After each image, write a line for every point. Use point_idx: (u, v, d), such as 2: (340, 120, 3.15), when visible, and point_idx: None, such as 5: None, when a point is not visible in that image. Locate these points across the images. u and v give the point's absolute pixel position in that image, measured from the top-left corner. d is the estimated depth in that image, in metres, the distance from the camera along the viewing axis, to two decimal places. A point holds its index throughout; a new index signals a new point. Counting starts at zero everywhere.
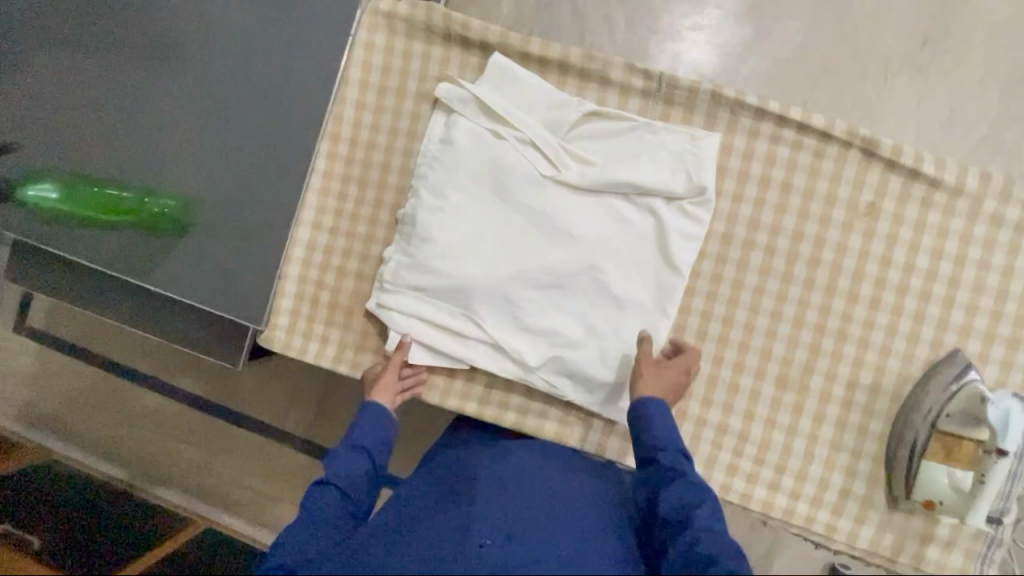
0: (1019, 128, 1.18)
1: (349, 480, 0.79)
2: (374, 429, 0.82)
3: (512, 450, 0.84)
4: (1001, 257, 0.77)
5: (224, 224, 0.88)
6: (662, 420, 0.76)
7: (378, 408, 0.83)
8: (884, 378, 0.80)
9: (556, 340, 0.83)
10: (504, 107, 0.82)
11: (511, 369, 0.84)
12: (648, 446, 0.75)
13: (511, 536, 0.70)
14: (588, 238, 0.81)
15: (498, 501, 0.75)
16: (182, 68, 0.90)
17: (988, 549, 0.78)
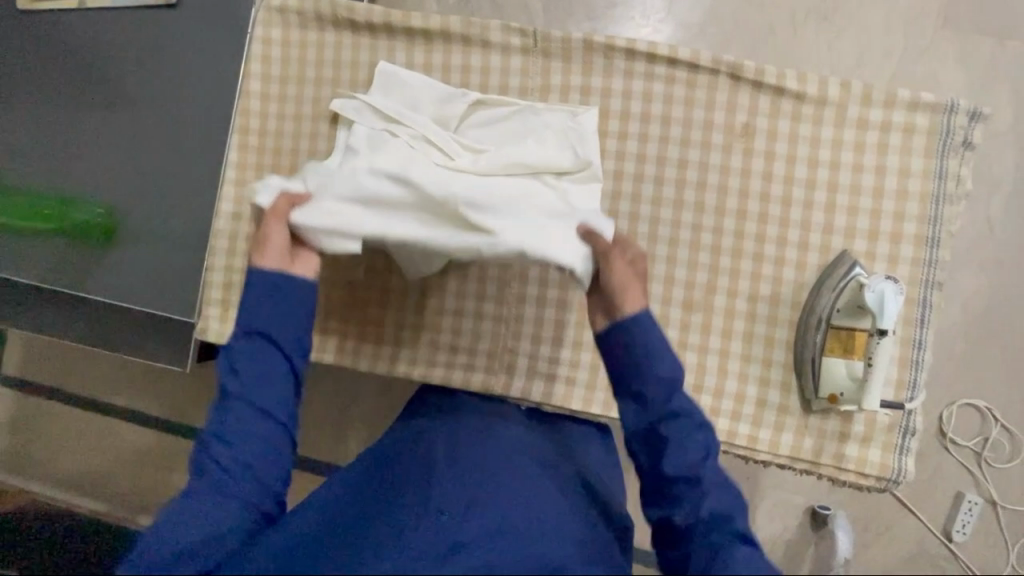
0: (926, 59, 1.23)
1: (252, 367, 0.64)
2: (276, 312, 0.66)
3: (467, 427, 0.78)
4: (872, 157, 0.81)
5: (155, 229, 0.96)
6: (651, 324, 0.66)
7: (274, 272, 0.68)
8: (783, 288, 0.83)
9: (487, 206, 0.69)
10: (395, 109, 0.82)
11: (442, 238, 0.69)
12: (653, 384, 0.64)
13: (471, 504, 0.63)
14: (507, 180, 0.74)
15: (459, 472, 0.68)
16: (103, 89, 0.97)
17: (903, 439, 0.80)
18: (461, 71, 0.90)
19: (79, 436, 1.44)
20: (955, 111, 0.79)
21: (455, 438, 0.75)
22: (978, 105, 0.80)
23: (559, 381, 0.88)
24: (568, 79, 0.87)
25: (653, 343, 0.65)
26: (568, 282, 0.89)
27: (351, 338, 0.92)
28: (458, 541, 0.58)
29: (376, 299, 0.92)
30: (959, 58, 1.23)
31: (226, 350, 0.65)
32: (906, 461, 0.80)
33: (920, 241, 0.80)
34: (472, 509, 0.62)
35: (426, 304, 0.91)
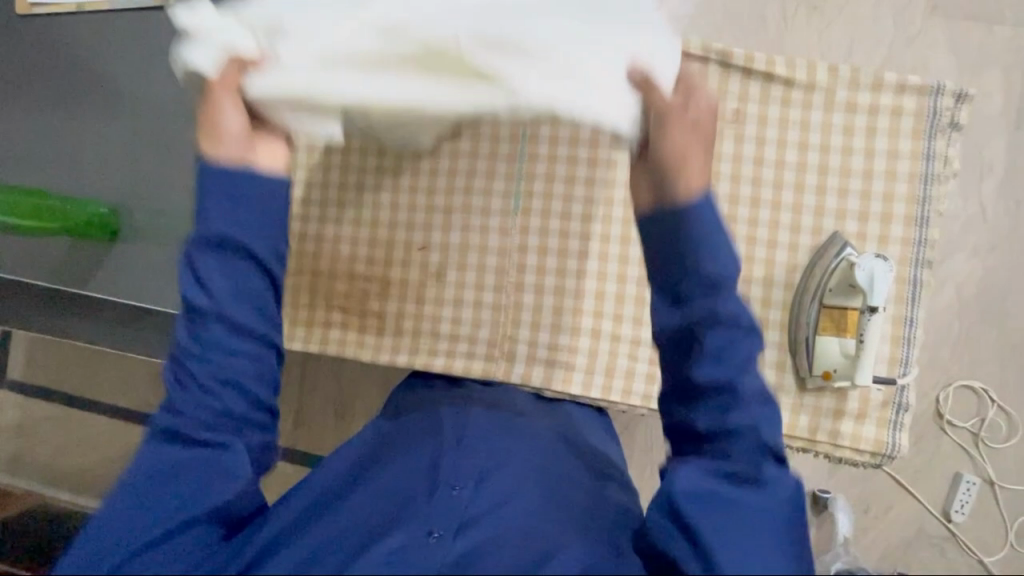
0: (916, 47, 1.25)
1: (224, 288, 0.57)
2: (228, 277, 0.57)
3: (473, 405, 0.81)
4: (861, 140, 0.83)
5: (158, 226, 0.97)
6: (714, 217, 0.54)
7: (231, 168, 0.57)
8: (777, 269, 0.85)
9: (506, 51, 0.53)
10: None
11: (451, 96, 0.55)
12: (707, 267, 0.53)
13: (482, 478, 0.66)
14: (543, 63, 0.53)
15: (466, 446, 0.71)
16: (101, 90, 0.99)
17: (897, 415, 0.82)
18: None
19: (81, 438, 1.44)
20: (941, 92, 0.81)
21: (462, 414, 0.78)
22: (964, 86, 0.81)
23: (559, 367, 0.89)
24: None
25: (712, 232, 0.53)
26: (566, 269, 0.90)
27: (353, 329, 0.94)
28: (468, 517, 0.61)
29: (376, 290, 0.93)
30: (949, 43, 1.25)
31: (188, 260, 0.57)
32: (900, 436, 0.82)
33: (909, 221, 0.82)
34: (484, 483, 0.65)
35: (426, 295, 0.92)
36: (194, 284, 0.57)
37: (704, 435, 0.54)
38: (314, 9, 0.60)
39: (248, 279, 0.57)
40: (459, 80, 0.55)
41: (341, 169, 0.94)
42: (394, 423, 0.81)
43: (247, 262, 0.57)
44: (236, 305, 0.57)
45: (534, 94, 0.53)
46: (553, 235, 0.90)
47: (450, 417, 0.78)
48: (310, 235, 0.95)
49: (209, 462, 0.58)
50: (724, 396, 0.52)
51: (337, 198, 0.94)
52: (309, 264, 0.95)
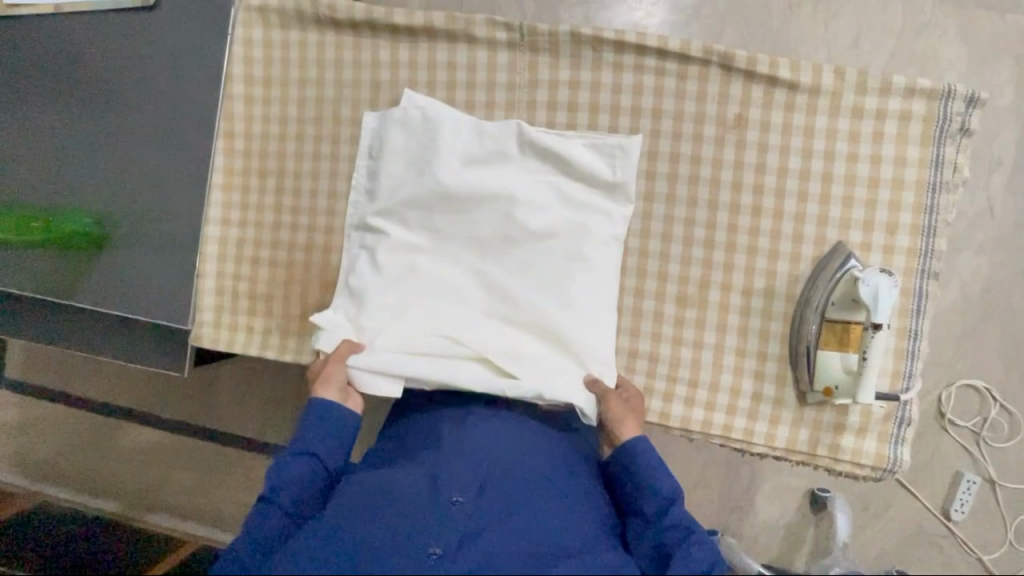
0: (926, 37, 1.20)
1: (299, 491, 0.71)
2: (293, 471, 0.71)
3: (473, 401, 0.81)
4: (867, 147, 0.80)
5: (144, 234, 0.94)
6: (660, 468, 0.73)
7: (333, 406, 0.76)
8: (777, 280, 0.82)
9: (508, 355, 0.79)
10: (420, 250, 0.84)
11: (471, 377, 0.78)
12: (647, 497, 0.72)
13: (482, 492, 0.69)
14: (520, 341, 0.81)
15: (466, 453, 0.73)
16: (81, 93, 0.95)
17: (898, 429, 0.81)
18: (446, 67, 0.88)
19: (90, 437, 1.44)
20: (952, 97, 0.77)
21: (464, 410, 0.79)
22: (977, 89, 0.78)
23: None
24: (556, 74, 0.85)
25: (650, 463, 0.74)
26: None
27: None
28: (469, 531, 0.65)
29: None
30: (960, 34, 1.20)
31: (276, 467, 0.71)
32: (901, 451, 0.81)
33: (915, 231, 0.79)
34: (485, 493, 0.69)
35: None
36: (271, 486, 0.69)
37: None
38: (400, 310, 0.82)
39: (304, 469, 0.72)
40: (484, 371, 0.79)
41: (331, 177, 0.92)
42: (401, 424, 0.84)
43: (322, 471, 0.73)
44: (300, 503, 0.71)
45: (526, 389, 0.77)
46: None
47: (453, 413, 0.79)
48: (300, 245, 0.93)
49: None
50: (675, 535, 0.69)
51: (327, 206, 0.92)
52: (300, 275, 0.93)
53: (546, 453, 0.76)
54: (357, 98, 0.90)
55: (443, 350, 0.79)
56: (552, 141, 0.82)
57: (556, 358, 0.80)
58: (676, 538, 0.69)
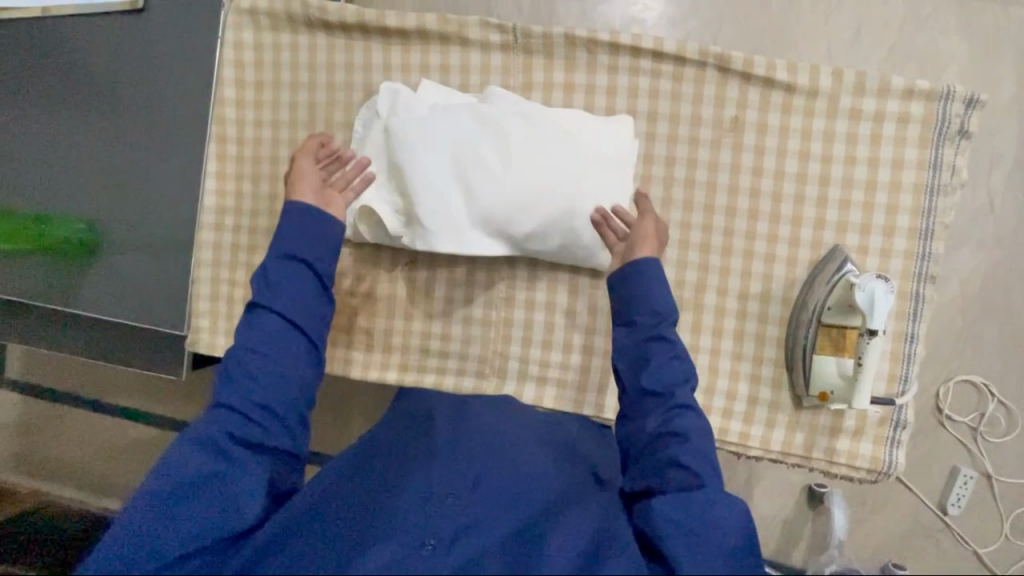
0: (928, 30, 1.19)
1: (288, 295, 0.69)
2: (291, 281, 0.70)
3: (471, 412, 0.80)
4: (866, 148, 0.79)
5: (138, 239, 0.94)
6: (657, 281, 0.72)
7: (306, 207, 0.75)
8: (774, 284, 0.82)
9: (540, 153, 0.81)
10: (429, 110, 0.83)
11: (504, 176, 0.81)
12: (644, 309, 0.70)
13: (476, 482, 0.65)
14: (544, 155, 0.81)
15: (460, 453, 0.69)
16: (72, 99, 0.94)
17: (894, 432, 0.81)
18: (440, 69, 0.87)
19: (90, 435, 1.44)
20: (952, 99, 0.76)
21: (458, 421, 0.77)
22: (976, 90, 0.77)
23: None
24: (551, 76, 0.84)
25: (649, 273, 0.72)
26: (557, 284, 0.88)
27: (341, 346, 0.92)
28: (465, 523, 0.60)
29: (363, 307, 0.91)
30: (961, 27, 1.18)
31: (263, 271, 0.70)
32: (897, 453, 0.81)
33: (913, 234, 0.79)
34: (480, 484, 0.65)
35: (415, 311, 0.90)
36: (264, 284, 0.69)
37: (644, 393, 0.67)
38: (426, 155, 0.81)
39: (305, 285, 0.71)
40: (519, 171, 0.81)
41: None
42: (397, 422, 0.81)
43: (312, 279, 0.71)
44: (295, 311, 0.69)
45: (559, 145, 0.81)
46: None
47: (445, 425, 0.76)
48: None
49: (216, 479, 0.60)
50: (676, 365, 0.67)
51: None
52: None
53: (540, 453, 0.72)
54: (350, 102, 0.89)
55: (470, 162, 0.81)
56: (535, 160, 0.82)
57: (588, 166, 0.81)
58: (677, 371, 0.67)
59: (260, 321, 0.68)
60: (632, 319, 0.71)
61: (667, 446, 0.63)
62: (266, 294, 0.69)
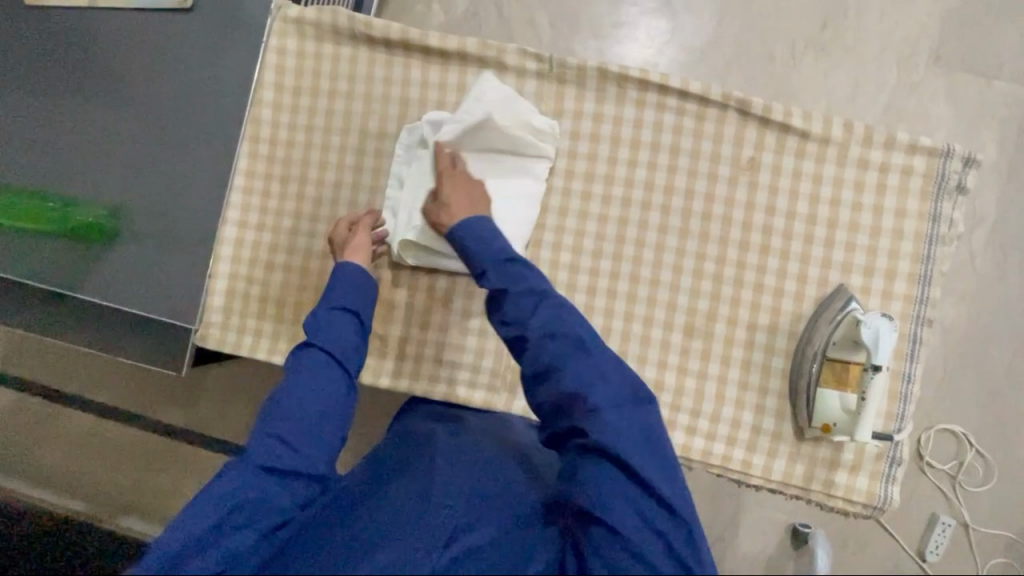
0: (920, 94, 1.28)
1: (334, 339, 0.74)
2: (335, 329, 0.76)
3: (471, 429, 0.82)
4: (871, 196, 0.84)
5: (161, 229, 0.94)
6: (483, 235, 0.75)
7: (355, 268, 0.82)
8: (781, 318, 0.86)
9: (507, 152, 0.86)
10: (479, 142, 0.85)
11: (518, 188, 0.87)
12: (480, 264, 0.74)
13: (473, 499, 0.67)
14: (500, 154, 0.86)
15: (458, 470, 0.71)
16: (112, 88, 0.96)
17: (889, 468, 0.84)
18: (475, 90, 0.91)
19: (60, 429, 1.33)
20: (950, 156, 0.83)
21: (457, 434, 0.80)
22: (973, 151, 0.83)
23: (585, 255, 0.89)
24: (581, 105, 0.89)
25: (484, 228, 0.76)
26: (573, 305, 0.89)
27: None
28: (461, 528, 0.63)
29: (380, 313, 0.92)
30: (948, 95, 1.27)
31: (311, 321, 0.76)
32: (892, 489, 0.84)
33: (912, 279, 0.83)
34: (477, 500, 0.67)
35: (431, 321, 0.92)
36: (315, 327, 0.75)
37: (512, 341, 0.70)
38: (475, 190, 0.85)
39: (349, 330, 0.77)
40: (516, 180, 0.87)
41: (353, 188, 0.94)
42: (403, 437, 0.82)
43: (356, 330, 0.78)
44: (345, 355, 0.74)
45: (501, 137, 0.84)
46: (563, 269, 0.89)
47: (445, 439, 0.78)
48: (317, 252, 0.94)
49: (244, 513, 0.63)
50: (522, 297, 0.70)
51: (347, 216, 0.94)
52: (314, 281, 0.94)
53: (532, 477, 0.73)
54: (385, 114, 0.93)
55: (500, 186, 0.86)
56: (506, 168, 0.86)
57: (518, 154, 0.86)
58: (526, 307, 0.69)
59: (306, 358, 0.73)
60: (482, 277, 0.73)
61: (548, 384, 0.66)
62: (314, 332, 0.75)
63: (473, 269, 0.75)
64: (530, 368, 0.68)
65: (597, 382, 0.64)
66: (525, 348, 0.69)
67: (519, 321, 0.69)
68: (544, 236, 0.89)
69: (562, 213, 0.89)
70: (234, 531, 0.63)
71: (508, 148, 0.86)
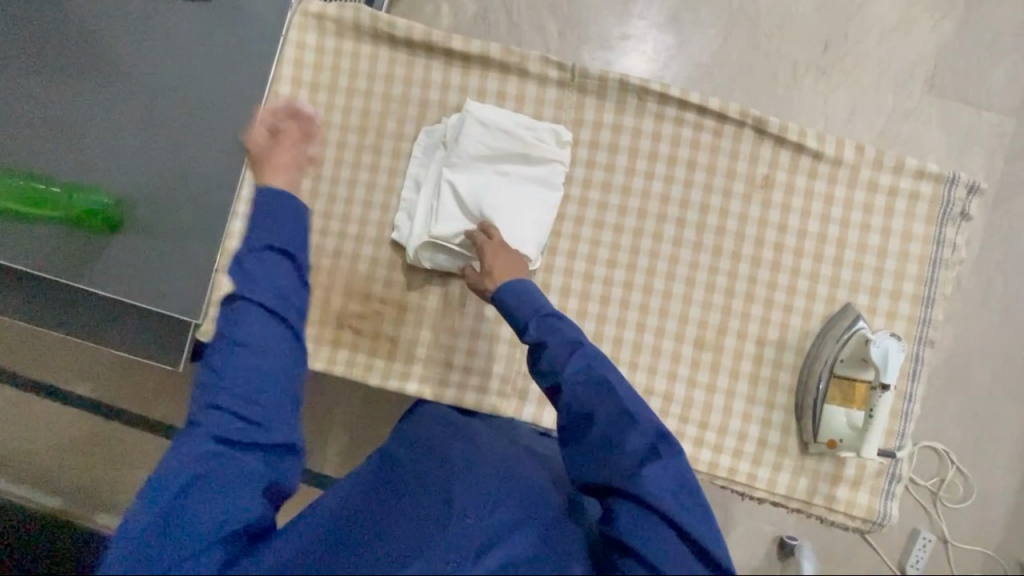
0: (915, 120, 1.32)
1: (266, 285, 0.66)
2: (270, 272, 0.67)
3: (480, 433, 0.82)
4: (879, 218, 0.87)
5: (166, 220, 0.91)
6: (521, 291, 0.75)
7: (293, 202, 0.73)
8: (789, 334, 0.87)
9: (521, 161, 0.87)
10: (498, 146, 0.86)
11: (535, 196, 0.87)
12: (518, 317, 0.74)
13: (492, 507, 0.67)
14: (510, 165, 0.87)
15: (474, 477, 0.71)
16: (122, 75, 0.93)
17: (889, 484, 0.86)
18: (495, 95, 0.91)
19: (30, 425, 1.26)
20: (956, 183, 0.85)
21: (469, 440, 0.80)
22: (977, 179, 0.86)
23: (599, 265, 0.89)
24: (601, 115, 0.89)
25: (522, 287, 0.76)
26: (585, 314, 0.89)
27: (364, 351, 0.92)
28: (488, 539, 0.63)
29: (391, 314, 0.91)
30: (941, 123, 1.32)
31: (237, 259, 0.68)
32: (891, 505, 0.86)
33: (916, 301, 0.86)
34: (495, 509, 0.67)
35: (443, 324, 0.91)
36: (245, 280, 0.66)
37: (550, 392, 0.70)
38: (497, 195, 0.85)
39: (285, 273, 0.68)
40: (533, 190, 0.87)
41: (368, 187, 0.93)
42: (411, 440, 0.81)
43: (293, 266, 0.69)
44: (276, 302, 0.66)
45: (508, 148, 0.86)
46: (577, 277, 0.89)
47: (457, 446, 0.78)
48: (328, 250, 0.93)
49: (202, 485, 0.60)
50: (557, 346, 0.70)
51: (360, 215, 0.93)
52: (323, 280, 0.93)
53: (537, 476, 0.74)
54: (404, 115, 0.92)
55: (517, 192, 0.86)
56: (522, 178, 0.87)
57: (526, 164, 0.87)
58: (562, 355, 0.70)
59: (239, 314, 0.65)
60: (520, 330, 0.74)
61: (585, 433, 0.66)
62: (243, 279, 0.66)
63: (514, 323, 0.75)
64: (567, 417, 0.68)
65: (638, 433, 0.65)
66: (559, 397, 0.69)
67: (554, 371, 0.69)
68: (559, 243, 0.89)
69: (578, 221, 0.89)
70: (194, 508, 0.60)
71: (521, 156, 0.87)
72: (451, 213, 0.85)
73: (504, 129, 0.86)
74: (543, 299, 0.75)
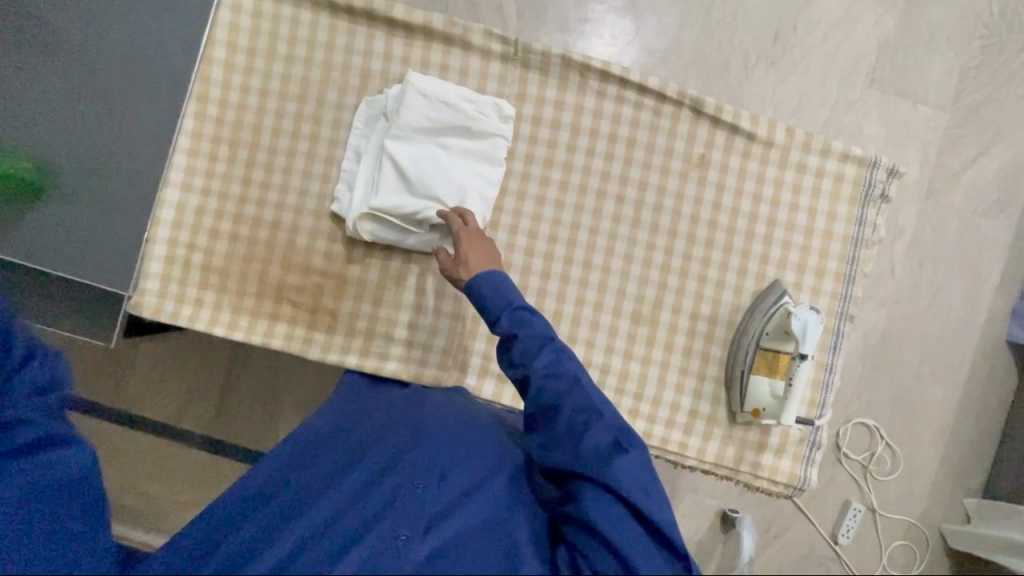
0: (857, 111, 1.37)
1: None
2: None
3: (430, 397, 0.83)
4: (807, 199, 0.90)
5: (96, 187, 0.88)
6: (492, 282, 0.76)
7: None
8: (721, 308, 0.91)
9: (462, 135, 0.87)
10: (439, 118, 0.85)
11: (476, 170, 0.87)
12: (489, 308, 0.75)
13: (442, 478, 0.69)
14: (452, 138, 0.87)
15: (424, 445, 0.73)
16: (49, 34, 0.89)
17: (810, 452, 0.90)
18: (438, 68, 0.90)
19: None
20: (877, 166, 0.90)
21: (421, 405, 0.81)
22: (897, 163, 0.90)
23: (541, 240, 0.90)
24: (543, 91, 0.90)
25: (493, 278, 0.76)
26: (526, 288, 0.90)
27: (304, 324, 0.90)
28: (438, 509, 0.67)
29: (331, 287, 0.91)
30: (880, 114, 1.37)
31: None
32: (811, 471, 0.90)
33: (838, 278, 0.90)
34: (446, 478, 0.69)
35: (384, 298, 0.91)
36: None
37: (520, 383, 0.71)
38: (438, 167, 0.85)
39: None
40: (474, 163, 0.87)
41: (307, 157, 0.91)
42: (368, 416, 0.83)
43: None
44: None
45: (450, 121, 0.86)
46: (519, 252, 0.90)
47: (408, 414, 0.80)
48: (266, 221, 0.91)
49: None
50: (528, 339, 0.71)
51: (299, 186, 0.91)
52: (262, 252, 0.91)
53: (488, 441, 0.75)
54: (345, 84, 0.91)
55: (458, 166, 0.86)
56: (464, 151, 0.87)
57: (467, 138, 0.87)
58: (532, 348, 0.71)
59: None
60: (491, 320, 0.75)
61: (552, 425, 0.68)
62: None
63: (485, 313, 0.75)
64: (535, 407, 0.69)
65: (602, 426, 0.66)
66: (528, 389, 0.70)
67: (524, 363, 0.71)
68: (501, 218, 0.90)
69: (520, 196, 0.90)
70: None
71: (463, 129, 0.86)
72: (391, 185, 0.85)
73: (444, 101, 0.86)
74: (514, 292, 0.76)
